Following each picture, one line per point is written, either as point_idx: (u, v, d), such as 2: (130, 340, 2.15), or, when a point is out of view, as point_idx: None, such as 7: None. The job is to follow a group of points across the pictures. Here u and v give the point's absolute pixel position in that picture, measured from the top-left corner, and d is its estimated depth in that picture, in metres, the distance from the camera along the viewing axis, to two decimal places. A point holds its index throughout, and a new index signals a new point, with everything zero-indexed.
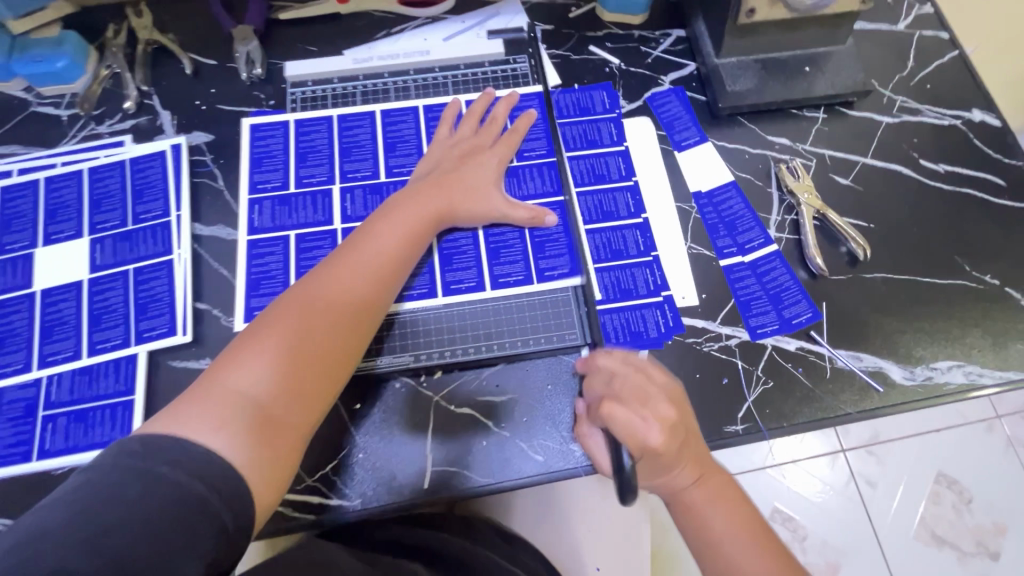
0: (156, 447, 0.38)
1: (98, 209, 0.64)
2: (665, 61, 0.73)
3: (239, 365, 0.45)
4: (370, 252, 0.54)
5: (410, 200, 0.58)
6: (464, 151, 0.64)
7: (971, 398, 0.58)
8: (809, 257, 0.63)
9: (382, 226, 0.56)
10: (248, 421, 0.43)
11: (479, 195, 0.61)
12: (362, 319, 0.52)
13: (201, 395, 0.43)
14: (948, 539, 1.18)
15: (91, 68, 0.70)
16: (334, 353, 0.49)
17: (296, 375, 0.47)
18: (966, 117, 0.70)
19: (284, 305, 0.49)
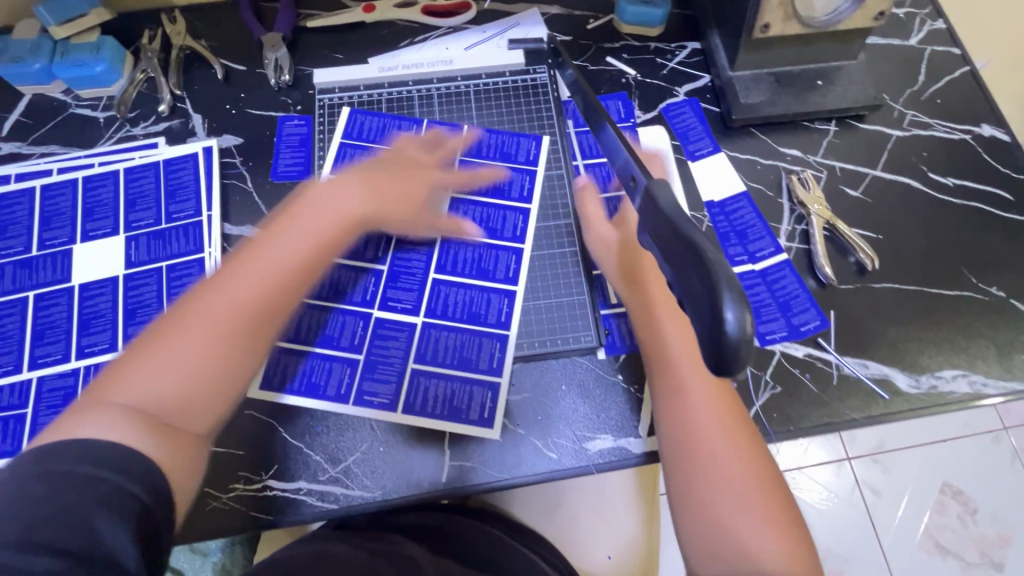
0: (53, 453, 0.37)
1: (133, 207, 0.67)
2: (681, 73, 0.75)
3: (137, 371, 0.44)
4: (271, 253, 0.51)
5: (324, 199, 0.56)
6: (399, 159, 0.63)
7: (975, 407, 0.60)
8: (818, 266, 0.65)
9: (287, 223, 0.53)
10: (137, 427, 0.41)
11: (411, 206, 0.61)
12: (269, 320, 0.49)
13: (98, 401, 0.42)
14: (952, 550, 1.18)
15: (127, 73, 0.73)
16: (237, 358, 0.47)
17: (195, 375, 0.45)
18: (976, 132, 0.72)
19: (183, 309, 0.47)
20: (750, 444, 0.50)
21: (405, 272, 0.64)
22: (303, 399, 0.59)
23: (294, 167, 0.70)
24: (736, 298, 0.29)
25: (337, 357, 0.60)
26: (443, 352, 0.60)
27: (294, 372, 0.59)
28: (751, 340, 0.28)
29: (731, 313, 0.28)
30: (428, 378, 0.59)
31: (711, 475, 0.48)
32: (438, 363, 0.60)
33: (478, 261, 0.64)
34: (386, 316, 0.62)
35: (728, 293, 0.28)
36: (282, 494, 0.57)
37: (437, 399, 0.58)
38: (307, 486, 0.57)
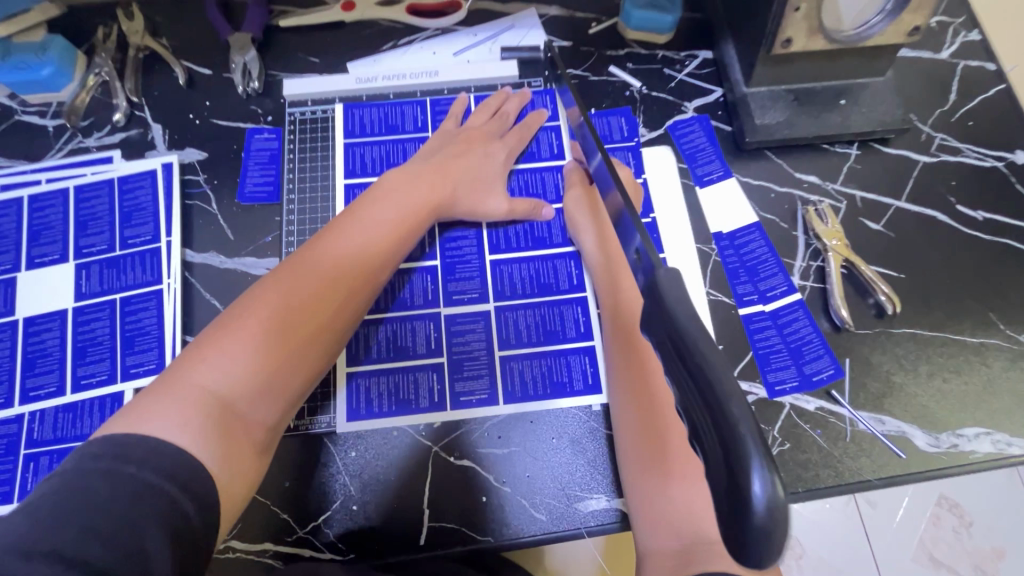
0: (125, 449, 0.35)
1: (84, 231, 0.61)
2: (690, 86, 0.68)
3: (208, 357, 0.41)
4: (363, 237, 0.51)
5: (410, 184, 0.56)
6: (471, 137, 0.62)
7: (999, 468, 0.55)
8: (834, 308, 0.59)
9: (377, 206, 0.53)
10: (212, 422, 0.39)
11: (479, 189, 0.60)
12: (345, 306, 0.48)
13: (164, 390, 0.40)
14: (947, 563, 0.99)
15: (79, 76, 0.66)
16: (311, 343, 0.46)
17: (268, 370, 0.43)
18: (1009, 158, 0.66)
19: (253, 294, 0.45)
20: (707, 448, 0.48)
21: (460, 261, 0.61)
22: (365, 423, 0.56)
23: (262, 187, 0.63)
24: (765, 456, 0.21)
25: (415, 366, 0.57)
26: (481, 370, 0.57)
27: (383, 389, 0.56)
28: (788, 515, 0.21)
29: (760, 484, 0.21)
30: (512, 377, 0.57)
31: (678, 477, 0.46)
32: (501, 371, 0.57)
33: (529, 231, 0.62)
34: (455, 311, 0.59)
35: (755, 451, 0.22)
36: (246, 556, 0.52)
37: (525, 386, 0.57)
38: (273, 548, 0.52)
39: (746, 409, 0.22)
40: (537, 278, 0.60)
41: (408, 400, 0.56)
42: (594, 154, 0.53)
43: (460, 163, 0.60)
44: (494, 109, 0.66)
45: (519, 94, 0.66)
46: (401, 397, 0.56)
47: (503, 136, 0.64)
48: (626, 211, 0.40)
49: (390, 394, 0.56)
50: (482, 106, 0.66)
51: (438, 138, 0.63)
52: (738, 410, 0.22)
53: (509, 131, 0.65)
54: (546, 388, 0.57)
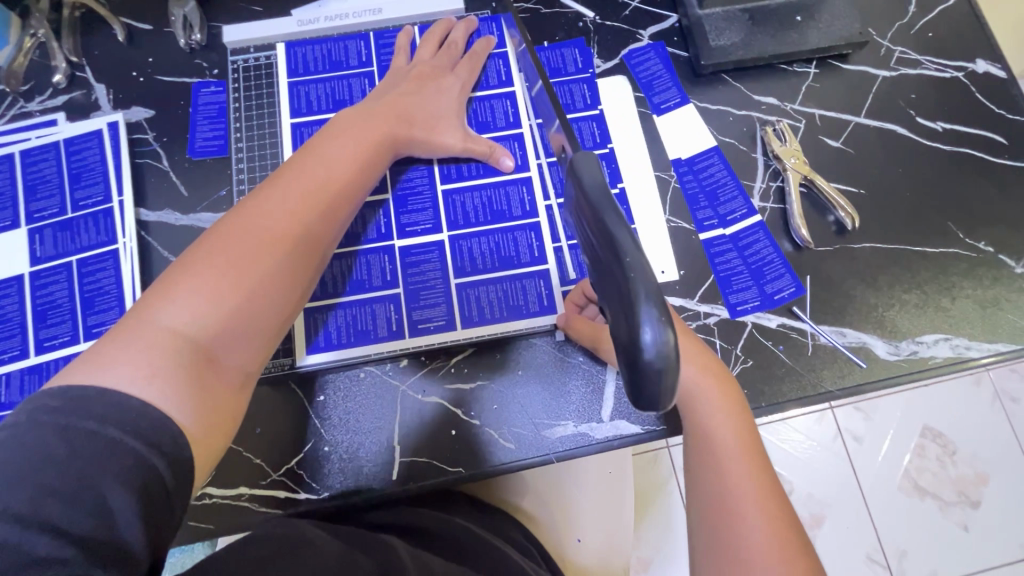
0: (81, 403, 0.32)
1: (34, 196, 0.60)
2: (644, 13, 0.67)
3: (172, 299, 0.38)
4: (324, 171, 0.48)
5: (365, 121, 0.53)
6: (423, 72, 0.60)
7: (958, 371, 0.56)
8: (794, 227, 0.59)
9: (333, 142, 0.51)
10: (186, 365, 0.36)
11: (434, 125, 0.58)
12: (313, 242, 0.46)
13: (124, 335, 0.36)
14: (931, 490, 1.03)
15: (14, 38, 0.64)
16: (285, 279, 0.43)
17: (243, 309, 0.40)
18: (969, 68, 0.65)
19: (213, 234, 0.42)
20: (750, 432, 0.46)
21: (412, 193, 0.60)
22: (325, 356, 0.56)
23: (213, 141, 0.62)
24: (655, 308, 0.29)
25: (373, 298, 0.57)
26: (438, 299, 0.57)
27: (341, 324, 0.56)
28: (676, 355, 0.29)
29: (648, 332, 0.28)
30: (468, 303, 0.57)
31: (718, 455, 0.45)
32: (458, 299, 0.57)
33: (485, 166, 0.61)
34: (409, 243, 0.59)
35: (648, 307, 0.29)
36: (222, 502, 0.53)
37: (481, 311, 0.57)
38: (249, 492, 0.53)
39: (642, 273, 0.29)
40: (493, 207, 0.60)
41: (369, 340, 0.56)
42: (536, 80, 0.51)
43: (415, 101, 0.58)
44: (441, 38, 0.63)
45: (464, 21, 0.64)
46: (359, 328, 0.56)
47: (455, 68, 0.62)
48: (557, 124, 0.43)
49: (351, 325, 0.56)
50: (428, 35, 0.63)
51: (388, 76, 0.60)
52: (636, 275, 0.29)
53: (459, 62, 0.63)
54: (508, 312, 0.57)
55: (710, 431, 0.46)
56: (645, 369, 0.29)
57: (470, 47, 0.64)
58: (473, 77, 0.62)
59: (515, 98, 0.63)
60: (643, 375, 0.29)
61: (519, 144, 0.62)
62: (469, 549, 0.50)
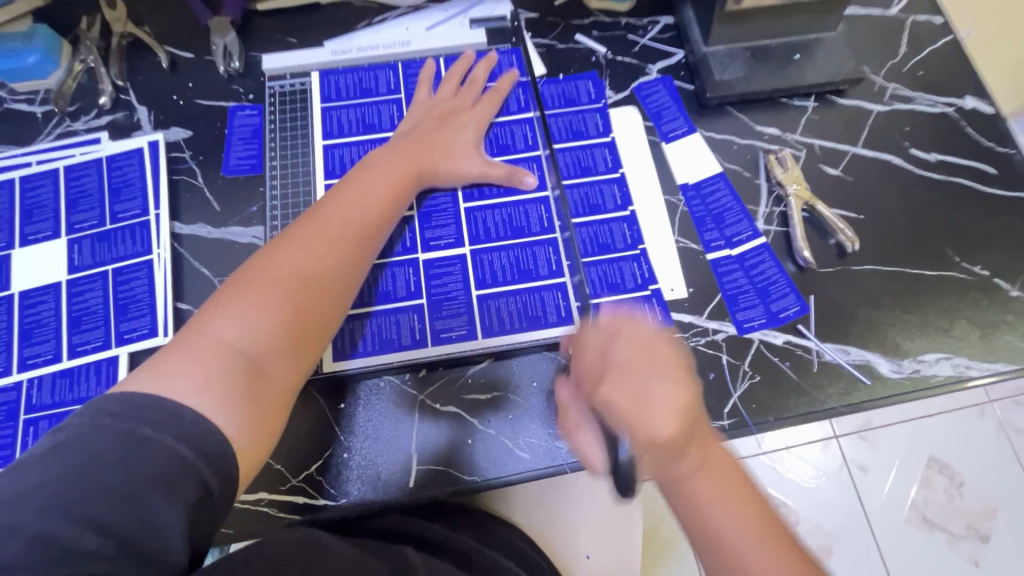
0: (137, 409, 0.36)
1: (75, 208, 0.63)
2: (653, 49, 0.71)
3: (225, 318, 0.43)
4: (358, 202, 0.54)
5: (393, 158, 0.59)
6: (445, 110, 0.65)
7: (960, 390, 0.58)
8: (797, 249, 0.62)
9: (365, 177, 0.56)
10: (234, 378, 0.41)
11: (458, 156, 0.62)
12: (349, 262, 0.51)
13: (183, 350, 0.41)
14: (939, 523, 1.03)
15: (65, 63, 0.68)
16: (325, 299, 0.48)
17: (283, 329, 0.45)
18: (959, 104, 0.69)
19: (261, 261, 0.48)
20: (732, 473, 0.46)
21: (435, 212, 0.63)
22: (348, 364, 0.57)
23: (246, 160, 0.66)
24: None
25: (396, 310, 0.59)
26: (459, 312, 0.59)
27: (364, 334, 0.58)
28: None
29: None
30: (488, 316, 0.59)
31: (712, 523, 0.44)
32: (478, 312, 0.59)
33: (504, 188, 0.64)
34: (431, 258, 0.61)
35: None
36: (243, 507, 0.54)
37: (499, 323, 0.59)
38: (269, 496, 0.54)
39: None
40: (512, 227, 0.63)
41: (390, 356, 0.58)
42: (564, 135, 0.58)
43: (436, 136, 0.62)
44: (462, 75, 0.68)
45: (486, 57, 0.69)
46: (382, 335, 0.58)
47: (476, 104, 0.66)
48: None
49: (373, 335, 0.58)
50: (450, 75, 0.67)
51: (412, 113, 0.65)
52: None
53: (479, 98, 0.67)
54: (527, 325, 0.59)
55: (735, 553, 0.43)
56: None
57: (492, 83, 0.68)
58: (494, 109, 0.66)
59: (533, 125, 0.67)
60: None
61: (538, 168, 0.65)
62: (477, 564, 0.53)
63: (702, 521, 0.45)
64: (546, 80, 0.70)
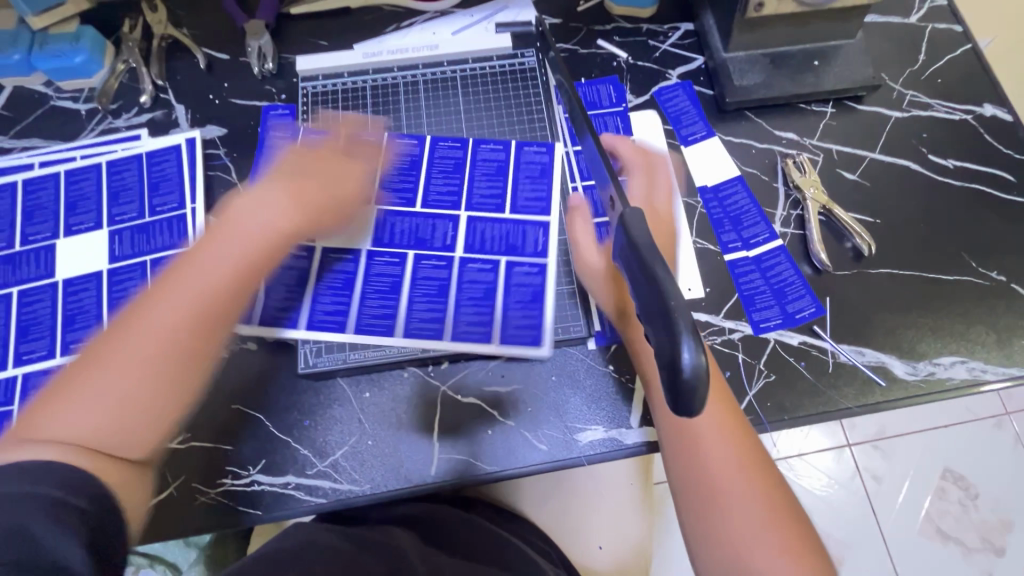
0: (27, 472, 0.37)
1: (116, 201, 0.66)
2: (673, 55, 0.73)
3: (67, 404, 0.42)
4: (202, 262, 0.47)
5: (255, 204, 0.51)
6: (322, 154, 0.58)
7: (975, 393, 0.59)
8: (814, 252, 0.63)
9: (219, 233, 0.49)
10: (62, 453, 0.40)
11: (356, 203, 0.58)
12: (213, 332, 0.46)
13: (24, 435, 0.40)
14: (952, 534, 1.03)
15: (108, 63, 0.71)
16: (175, 379, 0.44)
17: (127, 406, 0.43)
18: (977, 112, 0.70)
19: (118, 329, 0.45)
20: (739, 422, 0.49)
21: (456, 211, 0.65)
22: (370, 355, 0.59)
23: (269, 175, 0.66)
24: (695, 335, 0.28)
25: (418, 304, 0.61)
26: (483, 314, 0.60)
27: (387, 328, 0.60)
28: (709, 379, 0.28)
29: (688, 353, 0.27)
30: (510, 320, 0.60)
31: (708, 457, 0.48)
32: (501, 315, 0.60)
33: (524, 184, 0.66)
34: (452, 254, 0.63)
35: (687, 332, 0.28)
36: (271, 490, 0.56)
37: (521, 327, 0.60)
38: (296, 481, 0.56)
39: (683, 308, 0.28)
40: (533, 229, 0.64)
41: (414, 353, 0.59)
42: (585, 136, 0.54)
43: (318, 183, 0.55)
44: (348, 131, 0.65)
45: None
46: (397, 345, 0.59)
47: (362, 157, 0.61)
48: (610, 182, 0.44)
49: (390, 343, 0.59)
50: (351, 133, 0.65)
51: (298, 149, 0.57)
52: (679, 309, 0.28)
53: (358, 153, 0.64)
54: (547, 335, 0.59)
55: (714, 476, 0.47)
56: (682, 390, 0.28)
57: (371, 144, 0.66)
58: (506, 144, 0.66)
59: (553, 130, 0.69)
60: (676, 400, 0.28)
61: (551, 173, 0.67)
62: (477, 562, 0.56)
63: (693, 456, 0.48)
64: (584, 83, 0.71)
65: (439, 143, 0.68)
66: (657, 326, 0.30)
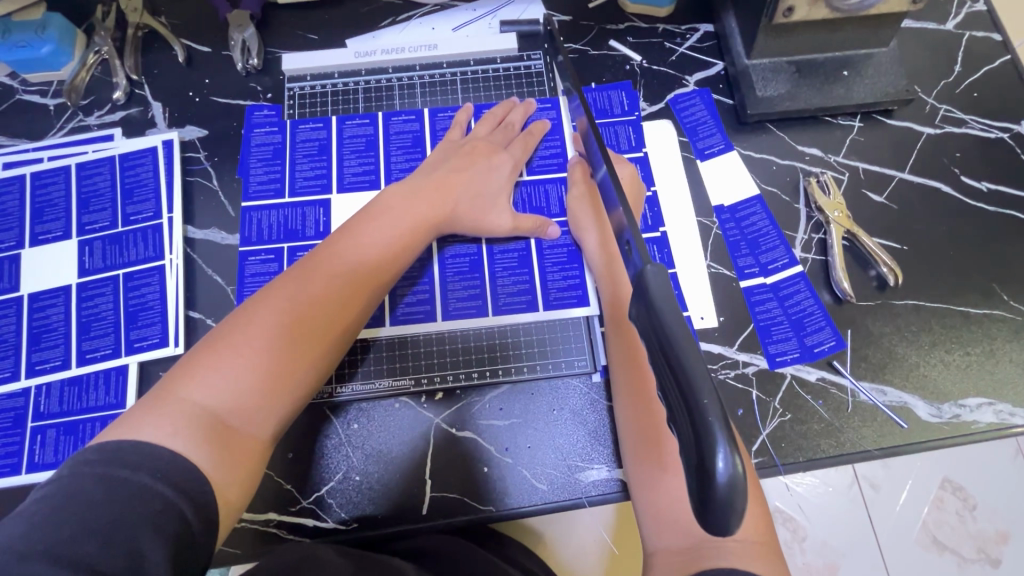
0: (117, 455, 0.34)
1: (87, 208, 0.61)
2: (691, 59, 0.68)
3: (198, 374, 0.40)
4: (358, 253, 0.49)
5: (411, 199, 0.54)
6: (477, 147, 0.59)
7: (1000, 438, 0.55)
8: (836, 280, 0.59)
9: (373, 223, 0.51)
10: (203, 431, 0.38)
11: (487, 204, 0.58)
12: (340, 319, 0.46)
13: (154, 406, 0.38)
14: (950, 545, 0.94)
15: (78, 54, 0.66)
16: (311, 355, 0.44)
17: (259, 381, 0.41)
18: (1014, 130, 0.65)
19: (243, 313, 0.44)
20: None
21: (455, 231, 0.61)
22: (362, 386, 0.56)
23: (268, 184, 0.62)
24: (730, 434, 0.24)
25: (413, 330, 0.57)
26: (523, 292, 0.59)
27: (380, 356, 0.57)
28: (745, 484, 0.24)
29: (722, 462, 0.24)
30: (551, 286, 0.59)
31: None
32: (540, 281, 0.59)
33: (529, 200, 0.62)
34: (450, 276, 0.59)
35: (720, 430, 0.24)
36: (251, 526, 0.53)
37: (564, 291, 0.59)
38: (278, 517, 0.53)
39: (714, 399, 0.25)
40: (537, 251, 0.60)
41: (408, 386, 0.56)
42: (599, 166, 0.48)
43: (463, 178, 0.57)
44: (499, 119, 0.63)
45: (523, 103, 0.64)
46: (437, 315, 0.58)
47: (509, 147, 0.61)
48: (628, 226, 0.39)
49: (429, 316, 0.58)
50: (487, 115, 0.63)
51: (440, 149, 0.60)
52: (707, 399, 0.25)
53: (515, 140, 0.62)
54: (594, 296, 0.59)
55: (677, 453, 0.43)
56: (711, 499, 0.24)
57: (526, 128, 0.63)
58: (527, 153, 0.62)
59: (561, 118, 0.65)
60: (705, 508, 0.24)
61: (560, 143, 0.64)
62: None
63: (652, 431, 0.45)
64: (595, 88, 0.66)
65: (437, 114, 0.65)
66: (682, 416, 0.26)
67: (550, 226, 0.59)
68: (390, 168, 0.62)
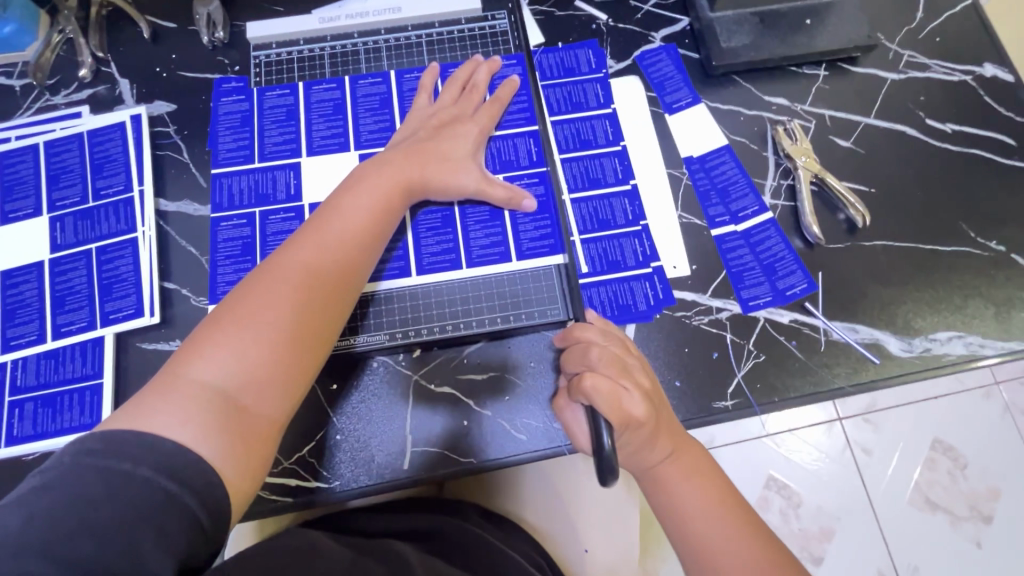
0: (118, 444, 0.34)
1: (56, 185, 0.61)
2: (656, 16, 0.68)
3: (201, 356, 0.41)
4: (341, 228, 0.49)
5: (384, 169, 0.54)
6: (444, 117, 0.59)
7: (971, 369, 0.56)
8: (805, 225, 0.60)
9: (351, 197, 0.51)
10: (212, 414, 0.39)
11: (454, 166, 0.57)
12: (331, 297, 0.47)
13: (162, 391, 0.39)
14: (941, 505, 0.96)
15: (43, 34, 0.65)
16: (307, 334, 0.45)
17: (261, 363, 0.42)
18: (977, 72, 0.66)
19: (237, 298, 0.44)
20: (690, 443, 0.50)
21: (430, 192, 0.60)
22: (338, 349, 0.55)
23: (237, 152, 0.62)
24: None
25: (389, 287, 0.58)
26: (496, 244, 0.59)
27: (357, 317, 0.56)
28: None
29: None
30: (523, 237, 0.59)
31: (675, 494, 0.48)
32: (512, 234, 0.59)
33: (498, 155, 0.62)
34: (423, 235, 0.59)
35: None
36: None
37: (536, 241, 0.59)
38: None
39: None
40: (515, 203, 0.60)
41: (384, 343, 0.56)
42: None
43: (432, 144, 0.57)
44: (464, 81, 0.63)
45: (489, 61, 0.64)
46: (412, 272, 0.58)
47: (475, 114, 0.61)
48: None
49: (403, 271, 0.58)
50: (451, 79, 0.63)
51: (409, 122, 0.60)
52: None
53: (480, 108, 0.61)
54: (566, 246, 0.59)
55: (690, 515, 0.47)
56: None
57: (494, 92, 0.63)
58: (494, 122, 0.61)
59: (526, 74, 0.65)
60: None
61: (527, 99, 0.64)
62: (477, 554, 0.50)
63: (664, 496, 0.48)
64: (544, 49, 0.67)
65: (404, 75, 0.65)
66: None
67: (523, 200, 0.59)
68: (359, 130, 0.63)
